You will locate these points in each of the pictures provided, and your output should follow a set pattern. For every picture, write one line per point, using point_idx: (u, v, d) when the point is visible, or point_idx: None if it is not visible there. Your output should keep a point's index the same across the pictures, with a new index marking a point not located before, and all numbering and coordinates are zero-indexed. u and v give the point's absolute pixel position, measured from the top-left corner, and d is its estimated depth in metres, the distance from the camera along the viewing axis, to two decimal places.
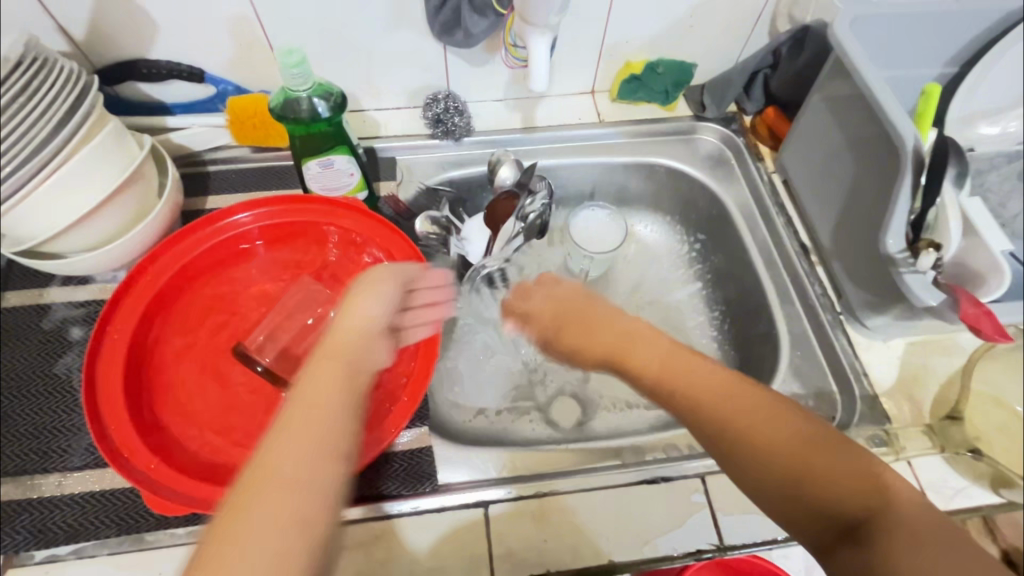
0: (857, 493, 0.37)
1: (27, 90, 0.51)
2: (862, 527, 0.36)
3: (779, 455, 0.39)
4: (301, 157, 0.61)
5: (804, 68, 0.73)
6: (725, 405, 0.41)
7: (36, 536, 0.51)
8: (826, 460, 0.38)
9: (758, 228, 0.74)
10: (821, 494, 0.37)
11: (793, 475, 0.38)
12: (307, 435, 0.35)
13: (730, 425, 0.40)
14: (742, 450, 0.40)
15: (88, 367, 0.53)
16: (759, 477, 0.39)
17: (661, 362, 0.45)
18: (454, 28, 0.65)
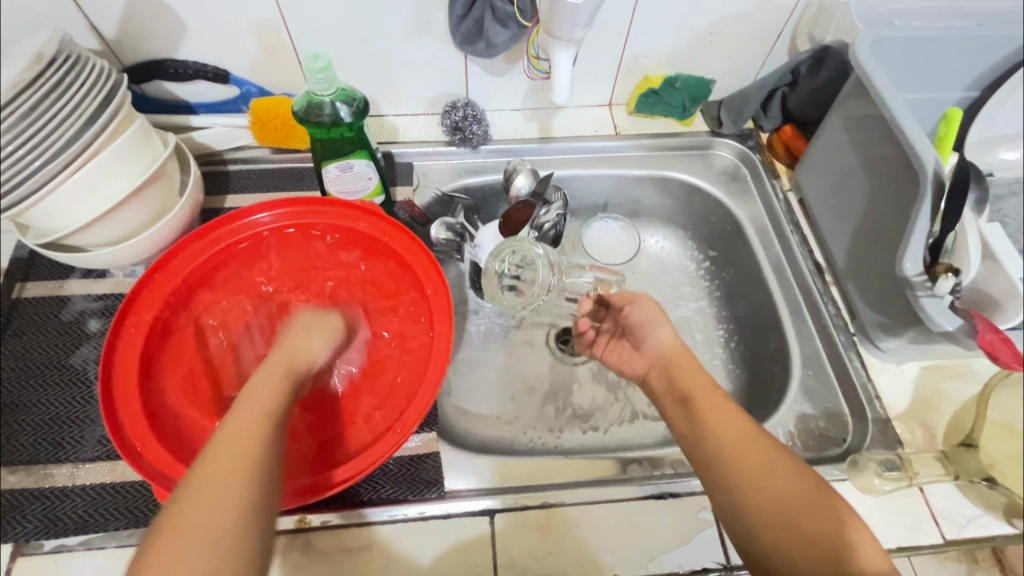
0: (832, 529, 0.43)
1: (59, 86, 0.52)
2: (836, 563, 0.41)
3: (774, 485, 0.46)
4: (321, 160, 0.62)
5: (821, 86, 0.73)
6: (738, 432, 0.49)
7: (46, 525, 0.51)
8: (818, 501, 0.44)
9: (772, 245, 0.74)
10: (807, 527, 0.43)
11: (788, 503, 0.44)
12: (254, 431, 0.42)
13: (738, 445, 0.48)
14: (740, 468, 0.47)
15: (104, 359, 0.54)
16: (757, 495, 0.46)
17: (697, 383, 0.54)
18: (475, 38, 0.66)
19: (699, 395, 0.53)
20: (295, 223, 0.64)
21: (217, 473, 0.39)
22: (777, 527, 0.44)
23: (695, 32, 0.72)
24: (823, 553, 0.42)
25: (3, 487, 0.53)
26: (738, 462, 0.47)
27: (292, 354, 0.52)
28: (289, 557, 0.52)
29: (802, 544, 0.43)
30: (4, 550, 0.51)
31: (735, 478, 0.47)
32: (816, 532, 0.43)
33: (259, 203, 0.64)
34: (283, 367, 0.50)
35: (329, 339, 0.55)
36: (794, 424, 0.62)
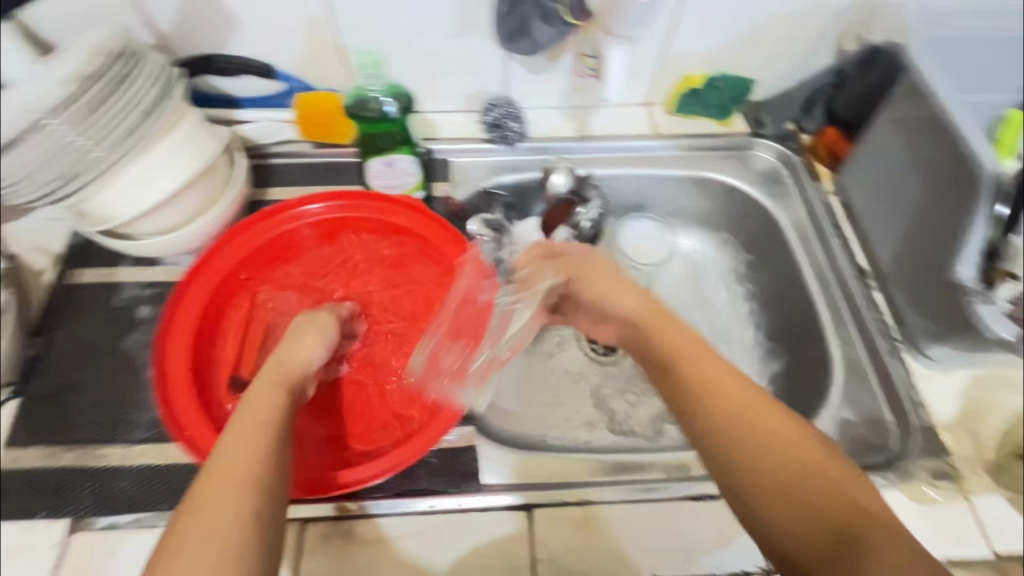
0: (843, 506, 0.36)
1: (122, 81, 0.55)
2: (847, 545, 0.34)
3: (775, 460, 0.38)
4: (366, 153, 0.64)
5: (870, 89, 0.72)
6: (728, 403, 0.41)
7: (99, 503, 0.53)
8: (826, 473, 0.38)
9: (813, 248, 0.73)
10: (814, 502, 0.36)
11: (794, 476, 0.38)
12: (253, 436, 0.41)
13: (731, 418, 0.41)
14: (737, 444, 0.40)
15: (158, 341, 0.56)
16: (756, 471, 0.38)
17: (676, 344, 0.46)
18: (519, 35, 0.66)
19: (684, 363, 0.44)
20: (342, 216, 0.66)
21: (218, 481, 0.37)
22: (786, 510, 0.37)
23: (737, 32, 0.72)
24: (834, 535, 0.35)
25: (59, 465, 0.55)
26: (732, 436, 0.40)
27: (286, 362, 0.51)
28: (331, 544, 0.53)
29: (817, 528, 0.36)
30: (60, 525, 0.52)
31: (729, 456, 0.40)
32: (826, 506, 0.36)
33: (311, 194, 0.66)
34: (278, 375, 0.49)
35: (321, 339, 0.55)
36: (834, 430, 0.61)
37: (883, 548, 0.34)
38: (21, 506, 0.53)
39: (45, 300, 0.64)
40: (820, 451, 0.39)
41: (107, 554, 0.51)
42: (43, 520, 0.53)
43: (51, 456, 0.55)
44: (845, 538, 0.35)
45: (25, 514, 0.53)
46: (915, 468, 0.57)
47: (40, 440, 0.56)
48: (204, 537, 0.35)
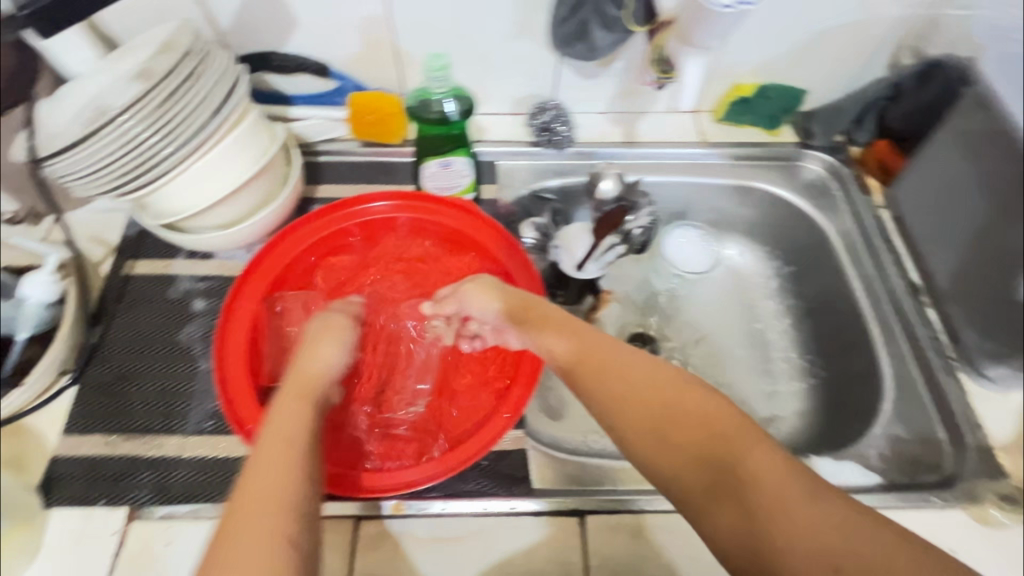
0: (716, 436, 0.43)
1: (190, 77, 0.55)
2: (722, 472, 0.42)
3: (652, 414, 0.45)
4: (423, 155, 0.65)
5: (930, 101, 0.70)
6: (609, 373, 0.48)
7: (157, 493, 0.54)
8: (701, 411, 0.45)
9: (863, 262, 0.72)
10: (688, 443, 0.44)
11: (671, 421, 0.45)
12: (281, 457, 0.41)
13: (616, 389, 0.47)
14: (624, 407, 0.47)
15: (219, 327, 0.57)
16: (641, 428, 0.46)
17: (555, 328, 0.53)
18: (576, 39, 0.66)
19: (571, 347, 0.52)
20: (410, 215, 0.65)
21: (255, 506, 0.38)
22: (671, 455, 0.44)
23: (791, 42, 0.72)
24: (710, 465, 0.43)
25: (118, 454, 0.56)
26: (618, 404, 0.47)
27: (312, 373, 0.51)
28: (386, 542, 0.53)
29: (696, 465, 0.43)
30: (119, 513, 0.53)
31: (618, 420, 0.47)
32: (706, 466, 0.43)
33: (378, 191, 0.66)
34: (302, 389, 0.49)
35: (339, 342, 0.56)
36: (886, 447, 0.61)
37: (754, 465, 0.41)
38: (81, 493, 0.54)
39: (102, 290, 0.65)
40: (701, 409, 0.45)
41: (165, 544, 0.52)
42: (103, 507, 0.53)
43: (110, 444, 0.56)
44: (721, 464, 0.42)
45: (85, 501, 0.53)
46: (973, 489, 0.57)
47: (99, 428, 0.57)
48: (249, 559, 0.36)
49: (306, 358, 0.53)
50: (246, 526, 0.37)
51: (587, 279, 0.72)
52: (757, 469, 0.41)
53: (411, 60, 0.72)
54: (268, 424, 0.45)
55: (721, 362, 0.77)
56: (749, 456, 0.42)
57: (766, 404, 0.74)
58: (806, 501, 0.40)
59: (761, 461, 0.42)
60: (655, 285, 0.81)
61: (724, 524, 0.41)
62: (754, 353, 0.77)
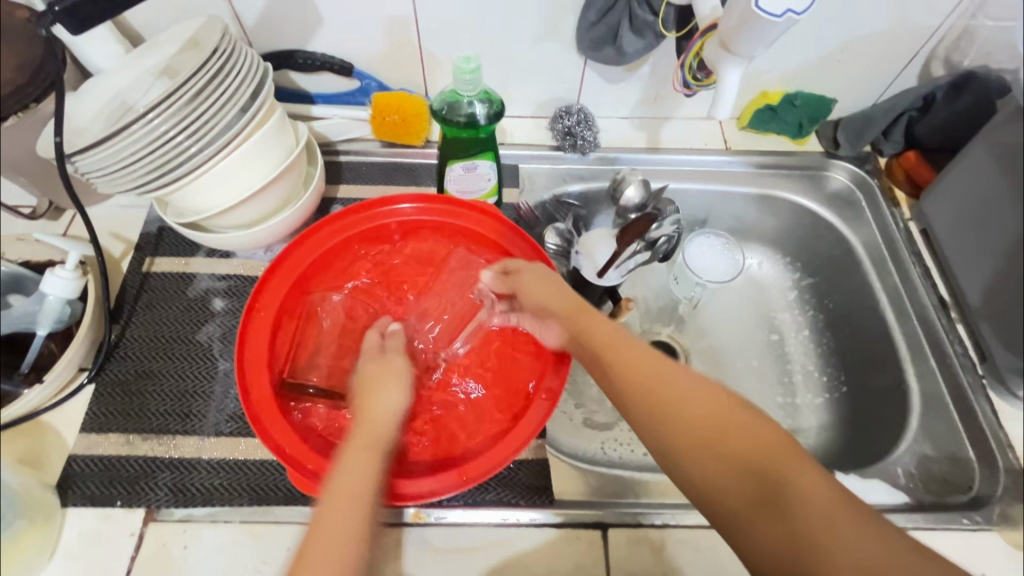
0: (761, 451, 0.42)
1: (218, 74, 0.54)
2: (768, 487, 0.41)
3: (695, 424, 0.44)
4: (447, 157, 0.64)
5: (961, 112, 0.69)
6: (652, 380, 0.47)
7: (174, 495, 0.53)
8: (745, 427, 0.44)
9: (889, 276, 0.71)
10: (732, 455, 0.43)
11: (715, 432, 0.44)
12: (351, 496, 0.44)
13: (657, 396, 0.46)
14: (667, 416, 0.45)
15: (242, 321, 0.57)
16: (682, 437, 0.44)
17: (603, 338, 0.52)
18: (605, 44, 0.65)
19: (612, 353, 0.51)
20: (437, 219, 0.65)
21: (330, 539, 0.42)
22: (714, 466, 0.43)
23: (822, 51, 0.70)
24: (755, 479, 0.41)
25: (136, 454, 0.55)
26: (659, 410, 0.46)
27: (383, 417, 0.51)
28: (404, 551, 0.52)
29: (738, 475, 0.42)
30: (137, 515, 0.53)
31: (658, 425, 0.45)
32: (749, 476, 0.42)
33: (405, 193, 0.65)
34: (369, 436, 0.49)
35: (399, 386, 0.54)
36: (913, 465, 0.61)
37: (800, 483, 0.40)
38: (98, 494, 0.53)
39: (120, 287, 0.64)
40: (744, 420, 0.44)
41: (183, 546, 0.52)
42: (121, 508, 0.53)
43: (127, 444, 0.55)
44: (766, 479, 0.41)
45: (103, 502, 0.53)
46: (1002, 511, 0.56)
47: (116, 428, 0.56)
48: None
49: (365, 403, 0.52)
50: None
51: (609, 286, 0.71)
52: (804, 488, 0.40)
53: (435, 61, 0.71)
54: (335, 473, 0.46)
55: (742, 373, 0.76)
56: (795, 474, 0.41)
57: (786, 416, 0.73)
58: (852, 526, 0.39)
59: (807, 481, 0.41)
60: (675, 293, 0.80)
61: (767, 542, 0.40)
62: (775, 365, 0.76)
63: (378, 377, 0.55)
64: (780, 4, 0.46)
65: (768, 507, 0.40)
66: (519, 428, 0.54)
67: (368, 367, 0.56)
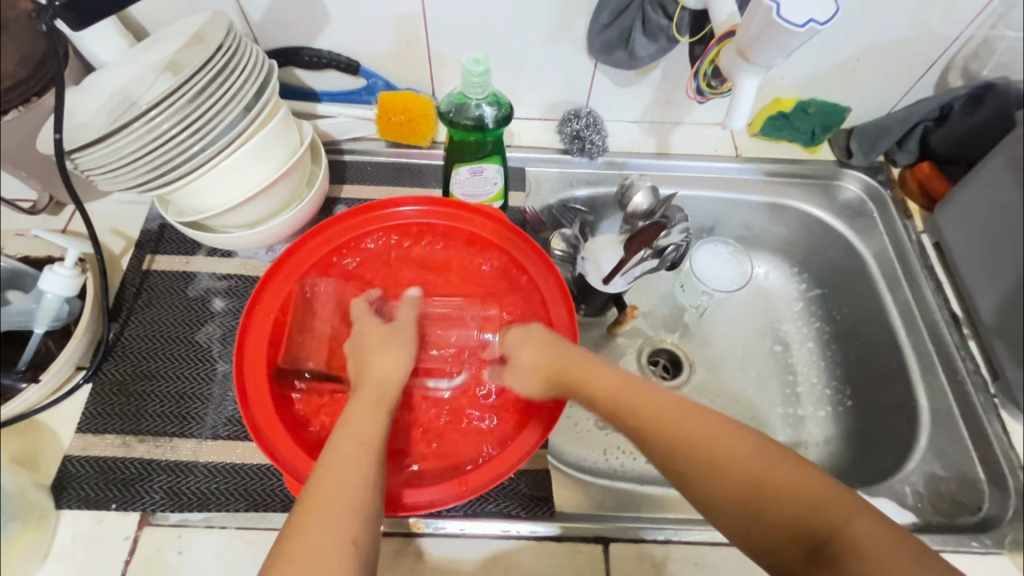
0: (810, 507, 0.39)
1: (222, 71, 0.53)
2: (825, 549, 0.38)
3: (734, 484, 0.41)
4: (454, 160, 0.63)
5: (975, 127, 0.68)
6: (681, 436, 0.44)
7: (170, 499, 0.53)
8: (787, 478, 0.41)
9: (901, 289, 0.70)
10: (780, 515, 0.40)
11: (755, 489, 0.41)
12: (345, 486, 0.42)
13: (693, 455, 0.43)
14: (698, 467, 0.43)
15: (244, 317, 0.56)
16: (724, 499, 0.41)
17: (623, 392, 0.50)
18: (617, 48, 0.64)
19: (635, 409, 0.48)
20: (439, 221, 0.64)
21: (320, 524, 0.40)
22: (765, 529, 0.40)
23: (838, 59, 0.69)
24: (809, 540, 0.38)
25: (132, 456, 0.54)
26: (696, 470, 0.43)
27: (380, 377, 0.52)
28: (403, 561, 0.52)
29: (783, 527, 0.39)
30: (132, 518, 0.52)
31: (699, 488, 0.43)
32: (797, 526, 0.39)
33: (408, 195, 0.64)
34: (375, 390, 0.51)
35: (395, 360, 0.54)
36: (922, 484, 0.60)
37: (857, 537, 0.37)
38: (94, 495, 0.52)
39: (120, 285, 0.64)
40: (780, 464, 0.42)
41: (178, 552, 0.51)
42: (116, 511, 0.52)
43: (123, 446, 0.55)
44: (821, 537, 0.38)
45: (98, 504, 0.52)
46: (1013, 534, 0.56)
47: (113, 429, 0.55)
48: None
49: (363, 365, 0.53)
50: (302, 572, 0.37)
51: (615, 293, 0.69)
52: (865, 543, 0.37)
53: (443, 60, 0.70)
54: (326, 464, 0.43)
55: (747, 383, 0.75)
56: (852, 527, 0.38)
57: (792, 429, 0.72)
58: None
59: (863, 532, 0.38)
60: (680, 300, 0.79)
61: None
62: (781, 376, 0.75)
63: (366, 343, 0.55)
64: (802, 14, 0.45)
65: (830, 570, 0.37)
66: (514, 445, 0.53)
67: (370, 339, 0.55)
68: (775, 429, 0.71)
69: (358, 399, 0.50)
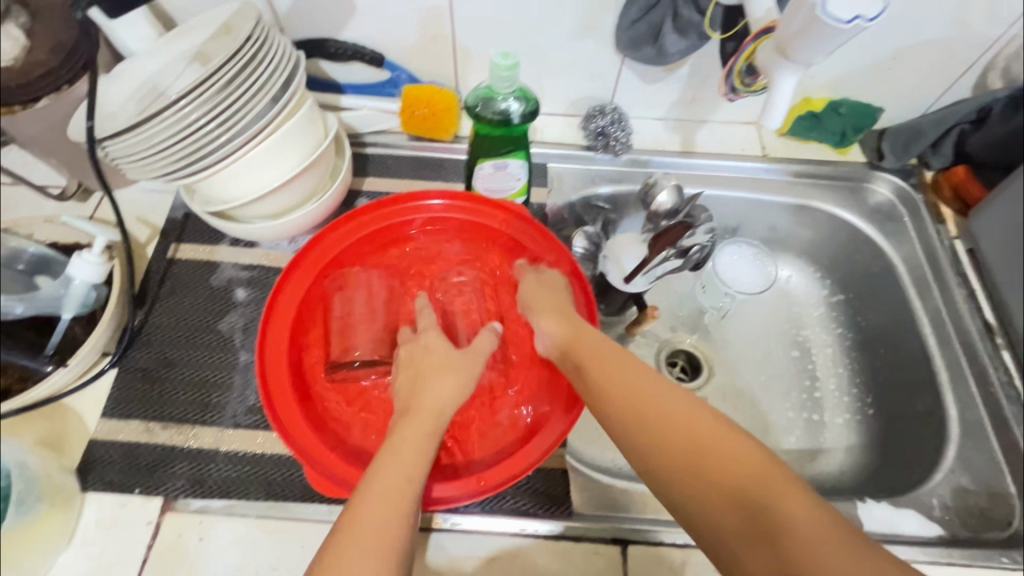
0: (752, 475, 0.37)
1: (250, 62, 0.53)
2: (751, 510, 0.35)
3: (679, 440, 0.40)
4: (477, 155, 0.62)
5: (1016, 130, 0.65)
6: (628, 390, 0.45)
7: (192, 486, 0.53)
8: (737, 446, 0.38)
9: (931, 295, 0.68)
10: (720, 475, 0.38)
11: (702, 453, 0.39)
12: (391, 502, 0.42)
13: (640, 407, 0.43)
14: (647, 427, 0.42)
15: (267, 312, 0.56)
16: (666, 455, 0.40)
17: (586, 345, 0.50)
18: (646, 43, 0.63)
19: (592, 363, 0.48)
20: (466, 216, 0.64)
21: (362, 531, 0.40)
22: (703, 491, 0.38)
23: (873, 58, 0.67)
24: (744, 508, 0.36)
25: (155, 442, 0.55)
26: (637, 423, 0.43)
27: (436, 407, 0.50)
28: (421, 555, 0.52)
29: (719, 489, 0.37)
30: (155, 503, 0.53)
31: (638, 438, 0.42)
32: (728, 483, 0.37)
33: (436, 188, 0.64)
34: (429, 421, 0.49)
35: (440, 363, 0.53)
36: (950, 497, 0.59)
37: (796, 514, 0.34)
38: (118, 479, 0.53)
39: (145, 271, 0.64)
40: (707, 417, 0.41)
41: (198, 538, 0.51)
42: (139, 496, 0.53)
43: (146, 432, 0.55)
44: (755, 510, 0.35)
45: (122, 489, 0.53)
46: None
47: (136, 414, 0.56)
48: None
49: (419, 386, 0.51)
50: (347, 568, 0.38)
51: (635, 292, 0.69)
52: (804, 528, 0.33)
53: (467, 52, 0.69)
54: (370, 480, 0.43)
55: (769, 387, 0.73)
56: (784, 502, 0.35)
57: (813, 436, 0.70)
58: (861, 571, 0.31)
59: (805, 512, 0.34)
60: (701, 302, 0.77)
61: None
62: (803, 381, 0.74)
63: (425, 362, 0.53)
64: (848, 9, 0.44)
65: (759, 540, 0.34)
66: (538, 441, 0.53)
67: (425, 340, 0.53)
68: (796, 434, 0.70)
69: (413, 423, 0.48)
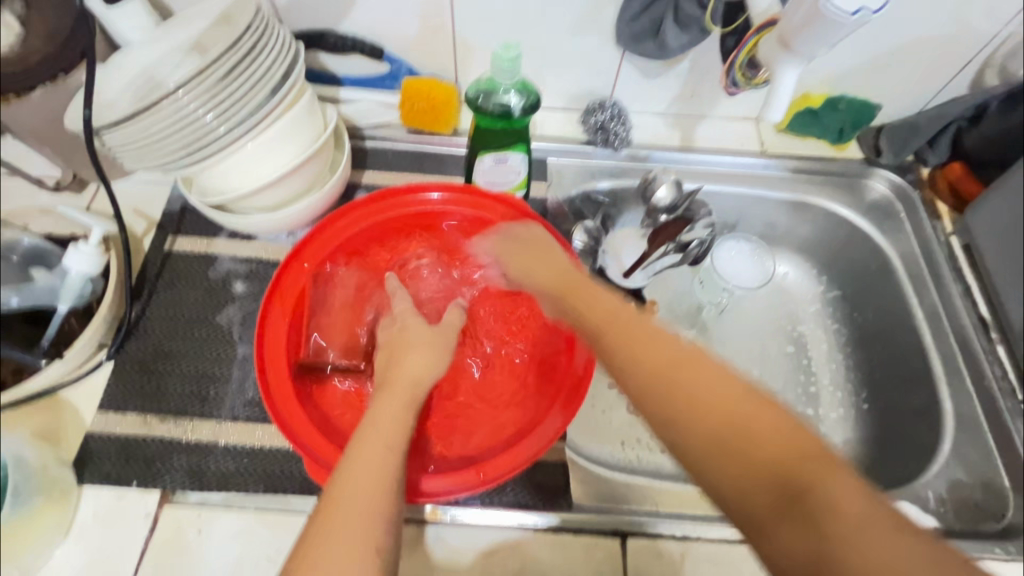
0: (792, 454, 0.34)
1: (250, 53, 0.52)
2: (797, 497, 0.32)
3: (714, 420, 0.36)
4: (477, 148, 0.62)
5: (1012, 129, 0.66)
6: (648, 361, 0.40)
7: (190, 479, 0.53)
8: (772, 421, 0.35)
9: (927, 291, 0.69)
10: (761, 456, 0.34)
11: (741, 434, 0.35)
12: (378, 463, 0.42)
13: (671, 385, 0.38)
14: (672, 400, 0.37)
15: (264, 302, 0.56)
16: (696, 430, 0.36)
17: (599, 312, 0.45)
18: (646, 38, 0.63)
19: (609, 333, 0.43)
20: (463, 209, 0.63)
21: (341, 513, 0.39)
22: (742, 475, 0.34)
23: (873, 54, 0.67)
24: (783, 491, 0.33)
25: (152, 435, 0.55)
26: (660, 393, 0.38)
27: (413, 377, 0.50)
28: (421, 547, 0.52)
29: (761, 477, 0.34)
30: (152, 497, 0.52)
31: (670, 421, 0.37)
32: (772, 464, 0.34)
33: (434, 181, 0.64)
34: (407, 392, 0.49)
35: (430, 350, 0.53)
36: (945, 490, 0.59)
37: (842, 498, 0.32)
38: (115, 472, 0.53)
39: (142, 264, 0.64)
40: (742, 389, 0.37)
41: (197, 531, 0.51)
42: (137, 489, 0.53)
43: (144, 424, 0.55)
44: (797, 494, 0.32)
45: (120, 482, 0.53)
46: None
47: (134, 407, 0.56)
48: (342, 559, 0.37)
49: (397, 359, 0.52)
50: (337, 527, 0.38)
51: (634, 287, 0.70)
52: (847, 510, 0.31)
53: (467, 46, 0.69)
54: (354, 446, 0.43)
55: (766, 381, 0.74)
56: (826, 483, 0.32)
57: None
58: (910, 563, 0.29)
59: (846, 492, 0.32)
60: (699, 297, 0.78)
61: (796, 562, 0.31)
62: (799, 376, 0.74)
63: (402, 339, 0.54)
64: (853, 3, 0.44)
65: (799, 523, 0.32)
66: (537, 432, 0.53)
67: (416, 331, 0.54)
68: None
69: (391, 397, 0.48)
